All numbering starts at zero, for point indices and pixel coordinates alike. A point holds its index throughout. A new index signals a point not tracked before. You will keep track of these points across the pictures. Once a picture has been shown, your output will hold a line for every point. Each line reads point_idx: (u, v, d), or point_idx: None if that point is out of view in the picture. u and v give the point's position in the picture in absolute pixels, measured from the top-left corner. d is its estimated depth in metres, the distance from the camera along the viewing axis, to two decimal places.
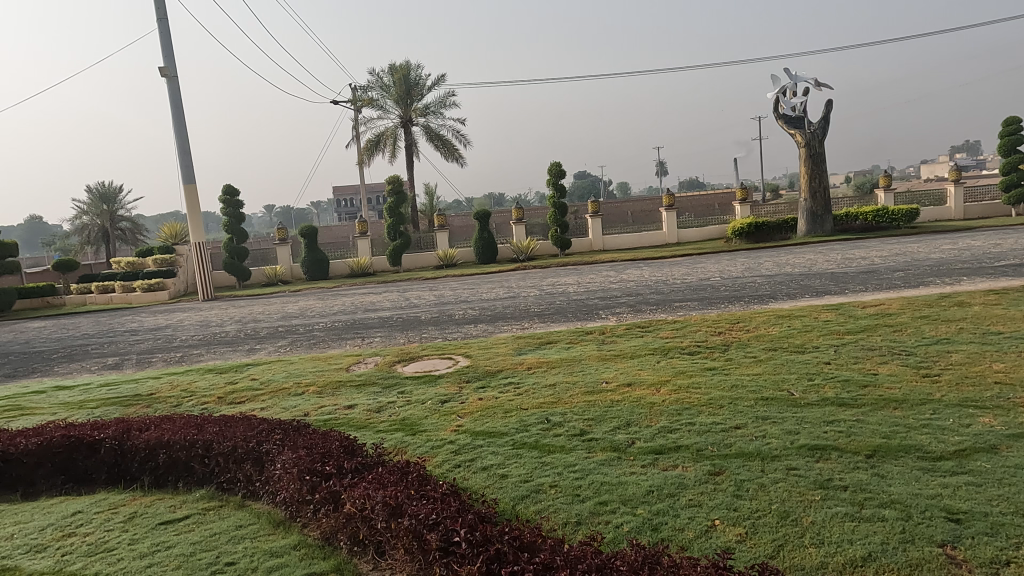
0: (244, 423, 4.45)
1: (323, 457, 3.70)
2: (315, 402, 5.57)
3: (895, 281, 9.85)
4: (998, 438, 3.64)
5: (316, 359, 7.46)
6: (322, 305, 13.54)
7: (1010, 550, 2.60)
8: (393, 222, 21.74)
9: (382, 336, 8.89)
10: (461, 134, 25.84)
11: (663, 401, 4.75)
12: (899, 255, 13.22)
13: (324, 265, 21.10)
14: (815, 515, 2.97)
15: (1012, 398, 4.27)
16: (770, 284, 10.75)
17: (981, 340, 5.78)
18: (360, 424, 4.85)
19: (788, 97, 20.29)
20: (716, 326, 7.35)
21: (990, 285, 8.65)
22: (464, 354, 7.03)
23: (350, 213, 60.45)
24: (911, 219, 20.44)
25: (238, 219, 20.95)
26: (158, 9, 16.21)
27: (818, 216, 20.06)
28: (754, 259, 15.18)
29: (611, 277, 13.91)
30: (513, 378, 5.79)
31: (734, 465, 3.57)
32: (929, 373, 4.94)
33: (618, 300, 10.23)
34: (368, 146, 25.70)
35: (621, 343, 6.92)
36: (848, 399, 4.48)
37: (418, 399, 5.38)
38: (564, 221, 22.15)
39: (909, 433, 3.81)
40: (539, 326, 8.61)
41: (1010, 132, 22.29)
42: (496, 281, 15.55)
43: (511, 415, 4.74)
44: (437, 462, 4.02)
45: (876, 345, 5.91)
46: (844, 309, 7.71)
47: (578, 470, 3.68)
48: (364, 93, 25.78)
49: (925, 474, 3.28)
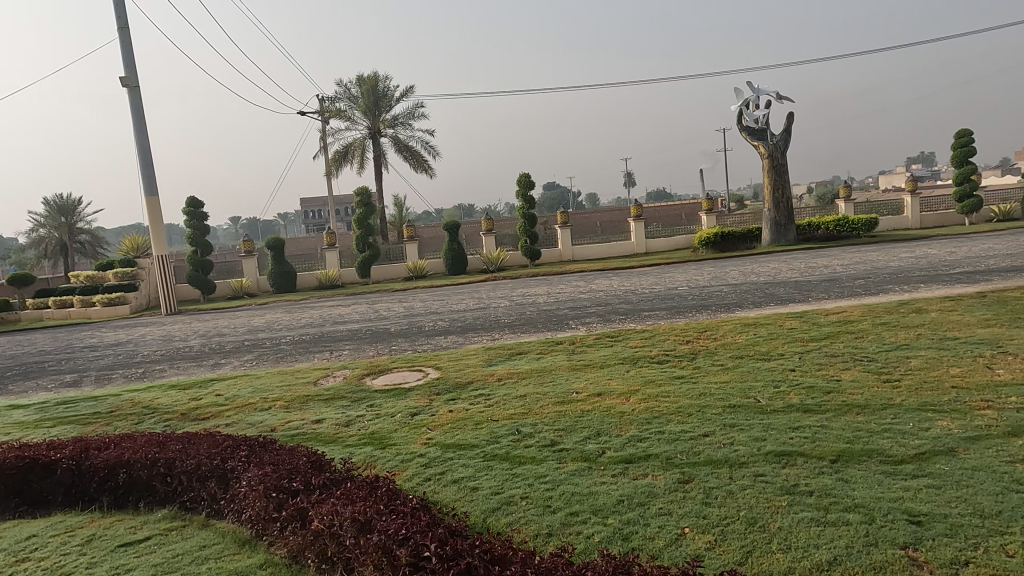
0: (208, 440, 4.35)
1: (290, 474, 3.64)
2: (283, 416, 5.48)
3: (857, 289, 10.10)
4: (956, 441, 3.75)
5: (283, 373, 7.35)
6: (290, 317, 13.36)
7: (970, 551, 2.66)
8: (362, 233, 21.59)
9: (350, 348, 8.79)
10: (430, 145, 25.85)
11: (632, 410, 4.79)
12: (859, 263, 13.57)
13: (292, 278, 20.82)
14: (782, 521, 3.01)
15: (968, 401, 4.40)
16: (736, 292, 10.94)
17: (939, 345, 5.95)
18: (328, 439, 4.78)
19: (751, 109, 20.67)
20: (685, 334, 7.44)
21: (947, 292, 8.91)
22: (434, 366, 7.00)
23: (318, 224, 59.79)
24: (871, 228, 20.98)
25: (203, 231, 20.48)
26: (119, 19, 15.91)
27: (782, 226, 20.50)
28: (721, 268, 15.44)
29: (581, 287, 14.05)
30: (484, 390, 5.75)
31: (703, 472, 3.61)
32: (889, 378, 5.07)
33: (588, 310, 10.29)
34: (336, 157, 25.51)
35: (591, 352, 6.98)
36: (812, 406, 4.56)
37: (388, 412, 5.33)
38: (534, 232, 22.24)
39: (871, 438, 3.90)
40: (509, 337, 8.59)
41: (963, 144, 23.04)
42: (466, 291, 15.54)
43: (482, 426, 4.73)
44: (407, 476, 3.98)
45: (839, 351, 6.05)
46: (808, 316, 7.89)
47: (548, 481, 3.67)
48: (332, 104, 25.65)
49: (888, 477, 3.35)
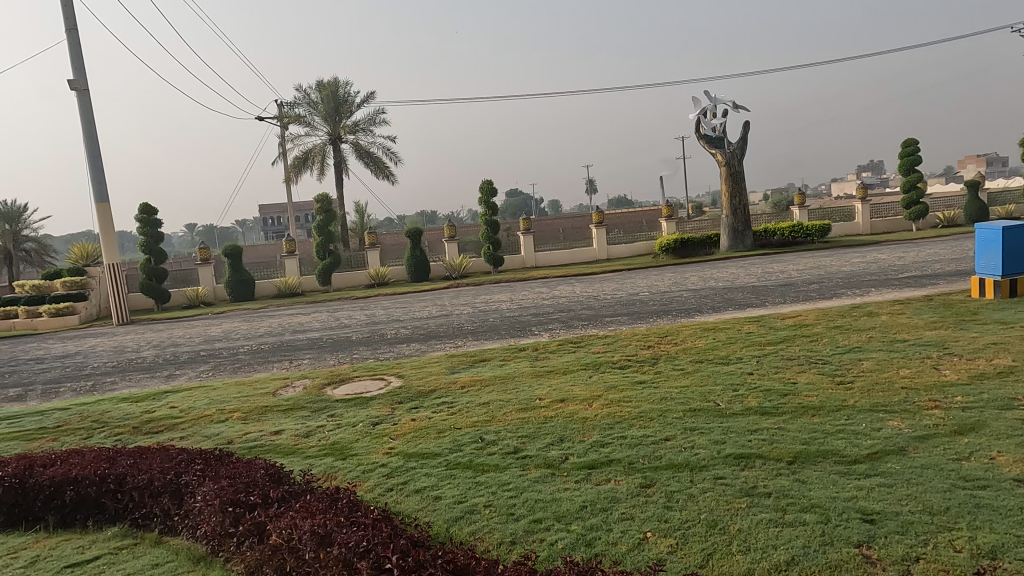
0: (161, 454, 4.22)
1: (247, 487, 3.56)
2: (241, 428, 5.35)
3: (811, 293, 10.37)
4: (906, 441, 3.86)
5: (241, 383, 7.18)
6: (248, 326, 13.06)
7: (920, 547, 2.74)
8: (323, 241, 21.30)
9: (311, 357, 8.65)
10: (392, 151, 25.69)
11: (595, 415, 4.82)
12: (813, 269, 13.95)
13: (250, 286, 20.38)
14: (741, 523, 3.05)
15: (917, 401, 4.54)
16: (696, 297, 11.12)
17: (889, 348, 6.14)
18: (287, 451, 4.68)
19: (708, 117, 21.09)
20: (646, 339, 7.52)
21: (896, 296, 9.22)
22: (396, 374, 6.91)
23: (277, 231, 58.82)
24: (825, 234, 21.58)
25: (156, 238, 19.90)
26: (66, 20, 15.41)
27: (739, 232, 20.93)
28: (681, 274, 15.69)
29: (544, 293, 14.11)
30: (447, 398, 5.71)
31: (664, 476, 3.64)
32: (843, 380, 5.20)
33: (550, 316, 10.33)
34: (296, 163, 25.14)
35: (554, 358, 7.00)
36: (770, 409, 4.65)
37: (349, 422, 5.24)
38: (496, 238, 22.25)
39: (826, 438, 4.00)
40: (472, 344, 8.56)
41: (909, 153, 23.90)
42: (429, 299, 15.45)
43: (445, 434, 4.69)
44: (368, 486, 3.92)
45: (795, 354, 6.18)
46: (765, 320, 8.06)
47: (512, 488, 3.66)
48: (291, 110, 25.29)
49: (842, 477, 3.43)
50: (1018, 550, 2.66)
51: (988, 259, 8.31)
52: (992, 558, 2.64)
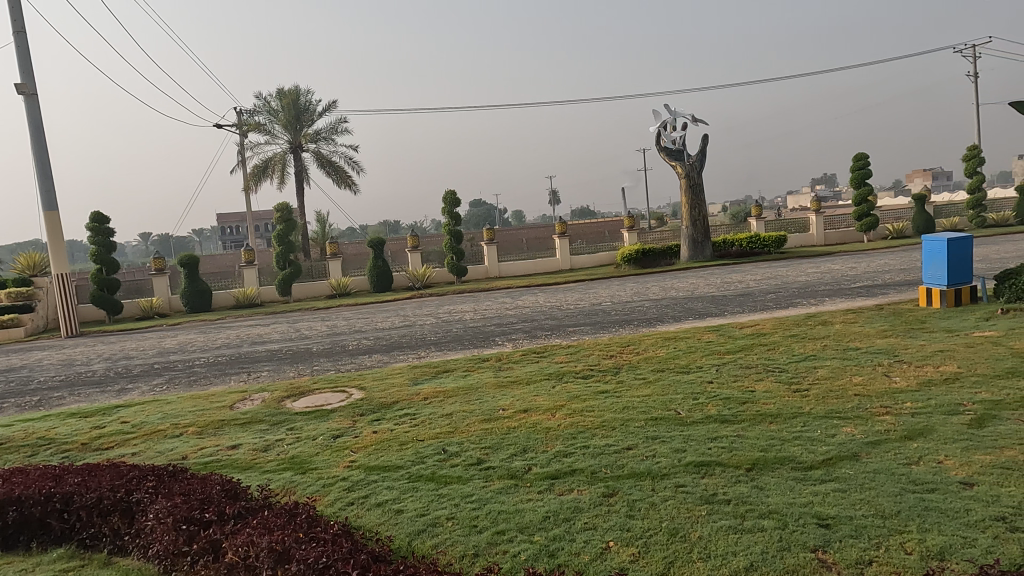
0: (112, 472, 4.07)
1: (202, 504, 3.46)
2: (195, 443, 5.20)
3: (768, 303, 10.61)
4: (859, 446, 3.97)
5: (196, 397, 6.98)
6: (204, 338, 12.74)
7: (872, 550, 2.81)
8: (283, 250, 20.94)
9: (269, 369, 8.48)
10: (354, 161, 25.48)
11: (558, 425, 4.83)
12: (770, 279, 14.28)
13: (206, 296, 19.88)
14: (702, 530, 3.09)
15: (868, 408, 4.68)
16: (657, 307, 11.28)
17: (843, 356, 6.31)
18: (244, 466, 4.57)
19: (668, 130, 21.46)
20: (608, 349, 7.58)
21: (849, 306, 9.49)
22: (357, 386, 6.81)
23: (236, 241, 57.61)
24: (780, 245, 22.14)
25: (109, 247, 19.27)
26: (14, 22, 14.91)
27: (699, 242, 21.32)
28: (642, 284, 15.90)
29: (507, 303, 14.13)
30: (409, 410, 5.65)
31: (626, 485, 3.67)
32: (800, 388, 5.32)
33: (514, 327, 10.34)
34: (255, 172, 24.72)
35: (517, 368, 7.00)
36: (729, 416, 4.74)
37: (309, 435, 5.15)
38: (460, 248, 22.21)
39: (783, 445, 4.08)
40: (435, 355, 8.51)
41: (860, 167, 24.71)
42: (392, 309, 15.32)
43: (407, 447, 4.64)
44: (328, 501, 3.84)
45: (753, 363, 6.31)
46: (724, 329, 8.21)
47: (475, 500, 3.64)
48: (250, 118, 24.91)
49: (799, 483, 3.51)
50: (964, 550, 2.76)
51: (935, 270, 8.61)
52: (941, 559, 2.72)
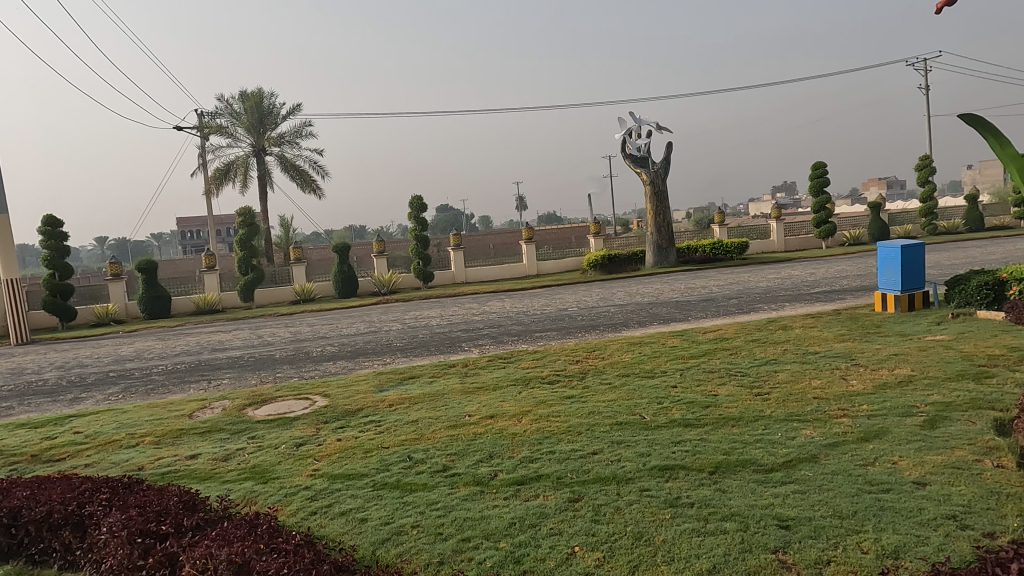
0: (62, 484, 3.93)
1: (159, 516, 3.37)
2: (152, 453, 5.06)
3: (731, 308, 10.80)
4: (818, 448, 4.06)
5: (154, 406, 6.80)
6: (162, 345, 12.41)
7: (831, 550, 2.87)
8: (245, 255, 20.55)
9: (231, 377, 8.31)
10: (318, 165, 25.20)
11: (524, 431, 4.83)
12: (732, 284, 14.55)
13: (165, 302, 19.38)
14: (666, 534, 3.12)
15: (827, 410, 4.79)
16: (622, 312, 11.39)
17: (802, 360, 6.46)
18: (203, 476, 4.46)
19: (633, 138, 21.71)
20: (575, 354, 7.63)
21: (808, 311, 9.73)
22: (321, 393, 6.71)
23: (196, 246, 56.39)
24: (742, 250, 22.59)
25: (62, 252, 18.62)
26: None
27: (663, 248, 21.61)
28: (608, 289, 16.05)
29: (474, 309, 14.11)
30: (375, 417, 5.59)
31: (592, 490, 3.68)
32: (761, 392, 5.42)
33: (480, 332, 10.32)
34: (217, 175, 24.25)
35: (484, 374, 6.98)
36: (692, 420, 4.80)
37: (271, 444, 5.06)
38: (426, 254, 22.11)
39: (745, 448, 4.15)
40: (401, 361, 8.45)
41: (818, 175, 25.37)
42: (358, 315, 15.18)
43: (371, 454, 4.59)
44: (290, 511, 3.77)
45: (716, 367, 6.41)
46: (688, 334, 8.32)
47: (440, 507, 3.61)
48: (212, 120, 24.45)
49: (760, 486, 3.57)
50: (918, 549, 2.84)
51: (889, 275, 8.87)
52: (895, 558, 2.79)
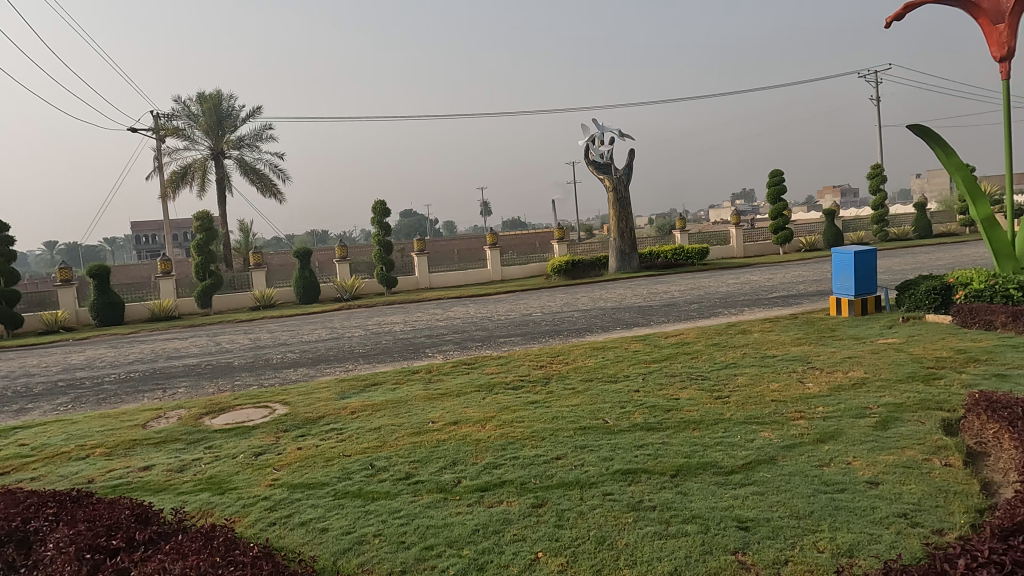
0: (6, 499, 3.76)
1: (108, 531, 3.26)
2: (103, 465, 4.89)
3: (692, 313, 10.98)
4: (775, 450, 4.15)
5: (105, 416, 6.58)
6: (115, 354, 12.04)
7: (788, 550, 2.93)
8: (203, 261, 20.06)
9: (187, 385, 8.10)
10: (279, 169, 24.79)
11: (488, 437, 4.82)
12: (693, 290, 14.78)
13: (118, 308, 18.80)
14: (628, 537, 3.14)
15: (785, 413, 4.90)
16: (586, 318, 11.47)
17: (761, 363, 6.59)
18: (157, 488, 4.33)
19: (596, 144, 21.92)
20: (538, 360, 7.64)
21: (766, 315, 9.95)
22: (282, 401, 6.59)
23: (152, 251, 54.85)
24: (703, 256, 22.98)
25: (8, 257, 17.87)
26: None
27: (626, 254, 21.85)
28: (572, 295, 16.15)
29: (438, 314, 14.05)
30: (336, 425, 5.50)
31: (555, 495, 3.69)
32: (721, 395, 5.51)
33: (444, 338, 10.27)
34: (173, 179, 23.64)
35: (447, 380, 6.94)
36: (654, 424, 4.85)
37: (228, 453, 4.94)
38: (390, 259, 21.93)
39: (706, 451, 4.21)
40: (364, 367, 8.35)
41: (776, 183, 25.98)
42: (319, 321, 14.96)
43: (332, 463, 4.52)
44: (248, 522, 3.68)
45: (677, 371, 6.50)
46: (650, 339, 8.42)
47: (403, 515, 3.57)
48: (168, 122, 23.85)
49: (719, 488, 3.62)
50: (871, 547, 2.91)
51: (843, 280, 9.11)
52: (850, 556, 2.86)
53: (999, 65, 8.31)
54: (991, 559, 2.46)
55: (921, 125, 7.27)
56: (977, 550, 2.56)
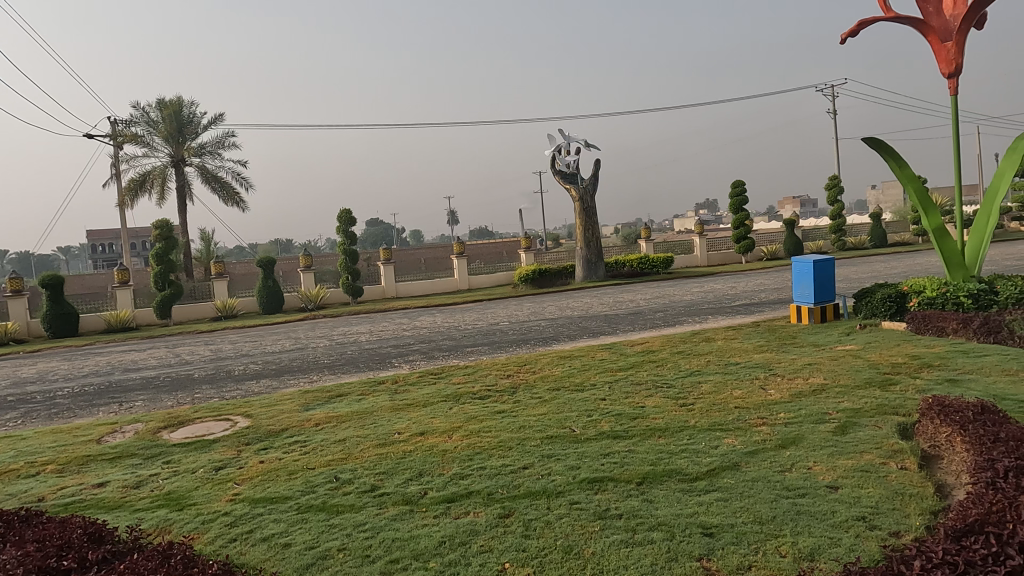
0: None
1: (60, 551, 3.14)
2: (55, 482, 4.72)
3: (657, 321, 11.09)
4: (739, 456, 4.21)
5: (57, 431, 6.35)
6: (69, 366, 11.64)
7: (752, 555, 2.97)
8: (162, 270, 19.55)
9: (145, 399, 7.87)
10: (242, 176, 24.39)
11: (455, 447, 4.78)
12: (658, 298, 14.96)
13: (73, 319, 18.21)
14: (595, 546, 3.15)
15: (748, 419, 4.98)
16: (553, 326, 11.50)
17: (725, 371, 6.69)
18: (112, 505, 4.19)
19: (562, 154, 22.08)
20: (506, 369, 7.63)
21: (729, 323, 10.11)
22: (244, 414, 6.44)
23: (109, 260, 53.35)
24: (668, 265, 23.29)
25: None
26: None
27: (592, 263, 22.02)
28: (539, 304, 16.19)
29: (404, 324, 13.95)
30: (300, 437, 5.41)
31: (522, 505, 3.68)
32: (685, 403, 5.57)
33: (411, 348, 10.18)
34: (131, 186, 23.06)
35: (414, 391, 6.88)
36: (621, 432, 4.88)
37: (188, 468, 4.81)
38: (355, 268, 21.70)
39: (671, 458, 4.25)
40: (328, 378, 8.23)
41: (738, 194, 26.50)
42: (283, 332, 14.71)
43: (296, 476, 4.43)
44: (207, 539, 3.58)
45: (643, 379, 6.56)
46: (617, 347, 8.48)
47: (368, 529, 3.52)
48: (126, 128, 23.27)
49: (685, 495, 3.66)
50: (831, 550, 2.97)
51: (803, 289, 9.32)
52: (811, 559, 2.91)
53: (948, 81, 8.64)
54: (945, 560, 2.53)
55: (876, 138, 7.48)
56: (932, 551, 2.62)
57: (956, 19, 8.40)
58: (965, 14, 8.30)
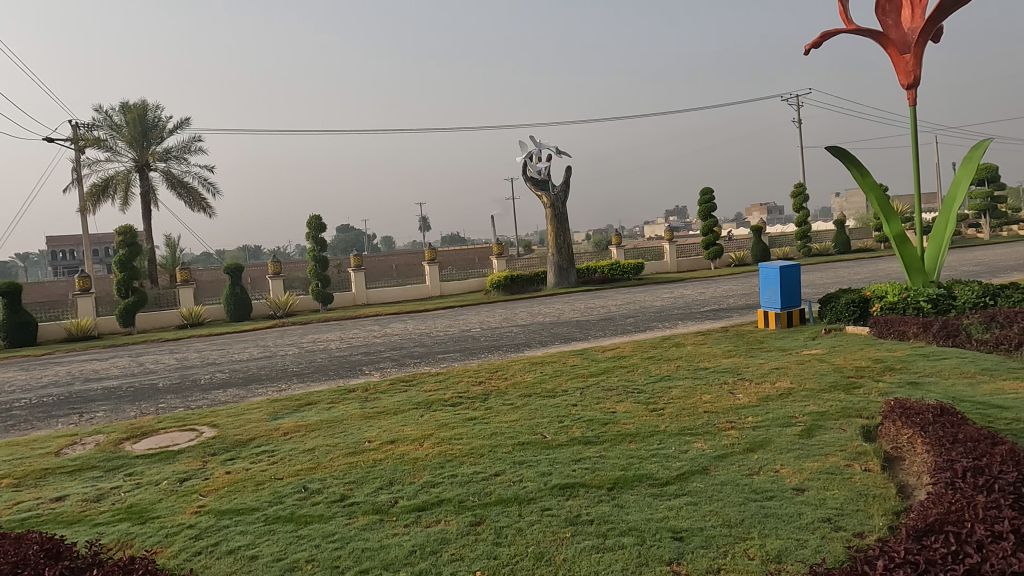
0: None
1: (14, 569, 3.02)
2: (11, 497, 4.56)
3: (627, 327, 11.17)
4: (707, 460, 4.25)
5: (13, 444, 6.14)
6: (26, 377, 11.28)
7: (720, 559, 3.00)
8: (125, 277, 19.05)
9: (107, 409, 7.67)
10: (209, 182, 23.99)
11: (425, 455, 4.75)
12: (629, 304, 15.07)
13: (31, 328, 17.66)
14: (566, 552, 3.15)
15: (717, 423, 5.04)
16: (525, 333, 11.51)
17: (694, 375, 6.76)
18: (71, 519, 4.07)
19: (534, 161, 22.16)
20: (477, 375, 7.60)
21: (699, 328, 10.23)
22: (210, 424, 6.31)
23: (71, 268, 51.92)
24: (638, 271, 23.50)
25: None
26: None
27: (564, 269, 22.10)
28: (511, 310, 16.20)
29: (375, 331, 13.82)
30: (268, 447, 5.31)
31: (493, 512, 3.66)
32: (656, 408, 5.62)
33: (381, 355, 10.09)
34: (93, 192, 22.50)
35: (385, 399, 6.81)
36: (592, 437, 4.90)
37: (151, 480, 4.69)
38: (325, 275, 21.46)
39: (641, 463, 4.28)
40: (297, 386, 8.11)
41: (706, 200, 26.88)
42: (252, 339, 14.47)
43: (262, 487, 4.35)
44: (171, 553, 3.50)
45: (614, 385, 6.59)
46: (588, 353, 8.52)
47: (337, 539, 3.47)
48: (88, 132, 22.72)
49: (655, 499, 3.68)
50: (798, 552, 3.02)
51: (770, 295, 9.47)
52: (778, 562, 2.95)
53: (907, 92, 8.90)
54: (907, 560, 2.58)
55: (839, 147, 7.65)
56: (894, 551, 2.68)
57: (914, 32, 8.66)
58: (922, 27, 8.58)
